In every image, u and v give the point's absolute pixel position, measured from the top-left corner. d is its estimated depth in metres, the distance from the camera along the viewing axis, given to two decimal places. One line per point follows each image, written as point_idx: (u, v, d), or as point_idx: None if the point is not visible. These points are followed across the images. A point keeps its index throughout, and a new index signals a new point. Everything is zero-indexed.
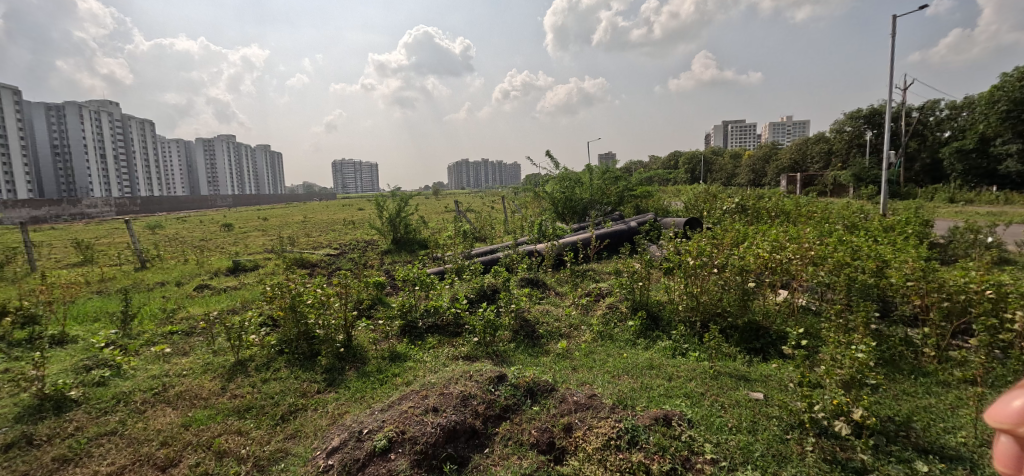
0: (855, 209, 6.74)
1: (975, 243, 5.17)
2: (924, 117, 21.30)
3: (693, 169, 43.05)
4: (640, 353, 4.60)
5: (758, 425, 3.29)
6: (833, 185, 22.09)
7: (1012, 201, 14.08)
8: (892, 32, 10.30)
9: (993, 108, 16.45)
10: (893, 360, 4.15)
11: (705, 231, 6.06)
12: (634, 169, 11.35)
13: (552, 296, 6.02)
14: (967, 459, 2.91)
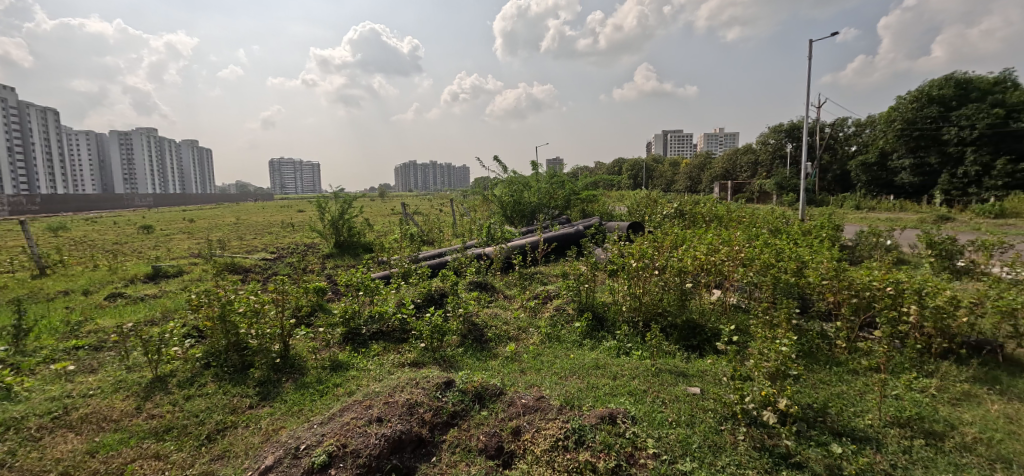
0: (778, 214, 7.33)
1: (876, 246, 5.79)
2: (835, 132, 23.65)
3: (635, 175, 44.93)
4: (586, 354, 4.70)
5: (695, 418, 3.47)
6: (759, 192, 24.01)
7: (906, 208, 15.98)
8: (809, 55, 11.38)
9: (890, 126, 18.62)
10: (811, 352, 4.53)
11: (647, 234, 6.34)
12: (580, 174, 11.65)
13: (501, 300, 6.02)
14: (873, 440, 3.23)
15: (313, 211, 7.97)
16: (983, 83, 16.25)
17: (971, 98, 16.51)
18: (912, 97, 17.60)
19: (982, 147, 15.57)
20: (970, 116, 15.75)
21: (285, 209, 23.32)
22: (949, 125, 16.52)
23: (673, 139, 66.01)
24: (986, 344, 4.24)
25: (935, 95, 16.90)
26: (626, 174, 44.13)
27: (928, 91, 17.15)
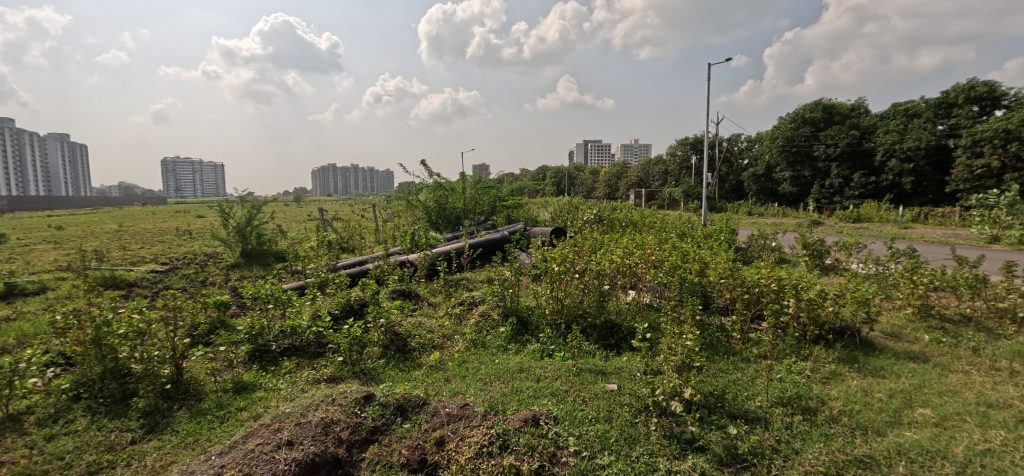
0: (685, 220, 8.05)
1: (764, 248, 6.59)
2: (731, 146, 26.55)
3: (557, 183, 46.63)
4: (511, 358, 4.74)
5: (612, 414, 3.66)
6: (669, 200, 26.16)
7: (787, 213, 18.36)
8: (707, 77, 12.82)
9: (773, 143, 21.32)
10: (712, 344, 5.02)
11: (568, 239, 6.59)
12: (505, 180, 11.81)
13: (425, 308, 5.87)
14: (762, 419, 3.62)
15: (215, 217, 7.19)
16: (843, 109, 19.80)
17: (835, 120, 19.79)
18: (790, 117, 20.62)
19: (843, 162, 18.54)
20: (835, 136, 18.72)
21: (182, 214, 20.68)
22: (819, 143, 19.44)
23: (591, 149, 69.42)
24: (847, 329, 4.99)
25: (808, 117, 19.88)
26: (549, 181, 45.60)
27: (802, 113, 20.20)
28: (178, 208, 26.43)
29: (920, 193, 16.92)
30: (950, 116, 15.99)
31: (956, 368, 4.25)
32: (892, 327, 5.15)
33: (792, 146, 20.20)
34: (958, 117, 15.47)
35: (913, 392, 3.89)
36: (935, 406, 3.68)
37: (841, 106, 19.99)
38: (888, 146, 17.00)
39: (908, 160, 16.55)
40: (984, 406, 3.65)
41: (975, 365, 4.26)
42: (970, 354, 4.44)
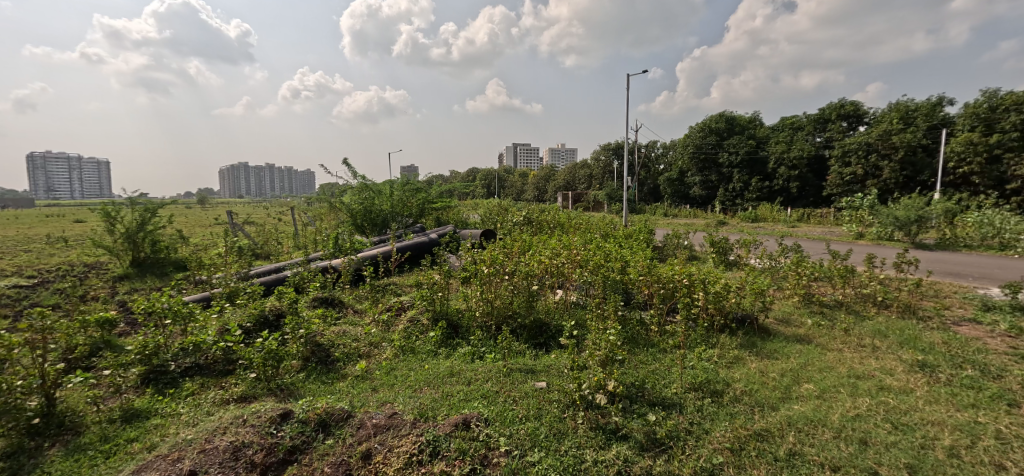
0: (608, 221, 8.49)
1: (677, 246, 7.17)
2: (649, 152, 28.45)
3: (487, 185, 46.84)
4: (441, 362, 4.61)
5: (541, 411, 3.70)
6: (593, 202, 27.41)
7: (696, 214, 20.09)
8: None
9: (684, 150, 23.19)
10: (633, 337, 5.31)
11: (498, 241, 6.64)
12: (434, 181, 11.64)
13: (350, 315, 5.54)
14: (678, 404, 3.88)
15: (97, 222, 6.24)
16: (742, 120, 22.35)
17: (736, 130, 21.95)
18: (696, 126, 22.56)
19: (743, 168, 20.68)
20: (737, 144, 20.82)
21: (58, 219, 17.73)
22: (723, 151, 21.41)
23: (520, 152, 70.55)
24: (747, 318, 5.56)
25: (712, 127, 21.84)
26: (479, 183, 45.63)
27: (707, 124, 22.15)
28: (56, 210, 22.70)
29: (803, 196, 19.45)
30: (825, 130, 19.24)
31: (832, 347, 4.93)
32: (783, 314, 5.85)
33: (701, 153, 22.05)
34: (831, 131, 18.77)
35: (799, 370, 4.43)
36: (816, 380, 4.21)
37: (740, 118, 22.24)
38: (777, 155, 19.48)
39: (795, 167, 18.94)
40: (854, 378, 4.24)
41: (846, 343, 4.96)
42: (842, 334, 5.18)
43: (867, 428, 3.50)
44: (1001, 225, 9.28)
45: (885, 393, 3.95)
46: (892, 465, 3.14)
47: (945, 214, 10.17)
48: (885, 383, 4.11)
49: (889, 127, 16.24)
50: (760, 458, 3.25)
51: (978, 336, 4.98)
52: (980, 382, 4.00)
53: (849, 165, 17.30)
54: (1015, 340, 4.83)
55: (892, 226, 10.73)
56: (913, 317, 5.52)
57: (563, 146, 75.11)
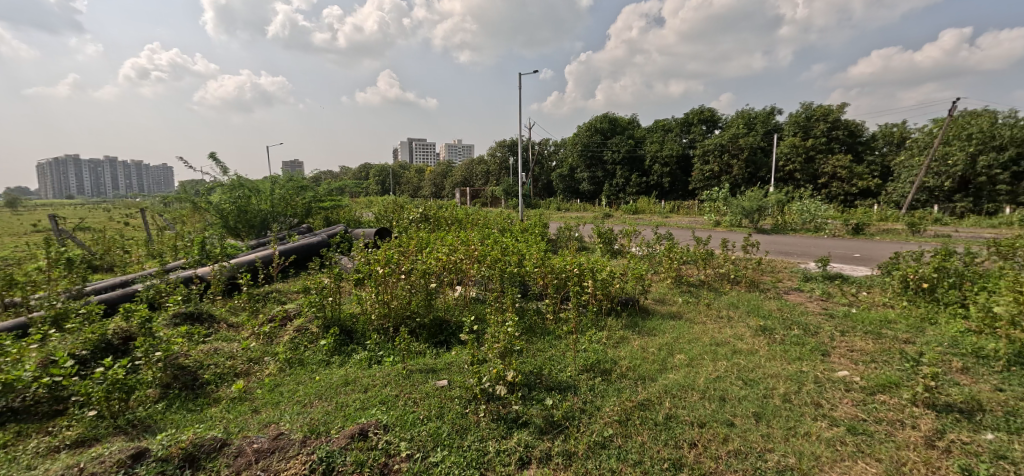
0: (506, 216, 8.67)
1: (570, 238, 7.69)
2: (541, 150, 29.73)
3: (382, 182, 44.96)
4: (334, 371, 4.18)
5: (443, 409, 3.62)
6: (490, 198, 27.79)
7: (585, 208, 21.55)
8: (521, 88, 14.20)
9: (572, 147, 24.66)
10: (531, 327, 5.43)
11: (394, 240, 6.38)
12: (320, 179, 10.82)
13: (223, 331, 4.82)
14: (572, 386, 4.05)
15: None
16: (622, 120, 24.40)
17: (617, 130, 23.88)
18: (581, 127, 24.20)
19: (622, 166, 22.69)
20: (619, 144, 22.67)
21: None
22: (607, 149, 23.17)
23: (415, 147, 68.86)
24: (630, 300, 6.07)
25: (597, 127, 23.50)
26: (371, 180, 43.52)
27: (591, 124, 23.79)
28: None
29: (673, 190, 21.90)
30: (689, 133, 22.08)
31: (699, 320, 5.64)
32: (659, 295, 6.53)
33: (588, 151, 23.55)
34: (694, 133, 21.60)
35: (673, 343, 4.98)
36: (686, 351, 4.75)
37: (621, 119, 24.22)
38: (653, 154, 21.67)
39: (666, 165, 21.32)
40: (715, 345, 4.90)
41: (709, 316, 5.73)
42: (705, 308, 5.98)
43: (725, 387, 3.97)
44: (815, 212, 11.59)
45: (737, 356, 4.61)
46: (743, 415, 3.56)
47: (777, 204, 12.29)
48: (737, 347, 4.81)
49: (737, 132, 19.18)
50: (643, 425, 3.47)
51: (801, 301, 6.14)
52: (804, 339, 4.89)
53: (709, 163, 19.91)
54: (826, 302, 6.04)
55: (740, 215, 12.65)
56: (756, 290, 6.60)
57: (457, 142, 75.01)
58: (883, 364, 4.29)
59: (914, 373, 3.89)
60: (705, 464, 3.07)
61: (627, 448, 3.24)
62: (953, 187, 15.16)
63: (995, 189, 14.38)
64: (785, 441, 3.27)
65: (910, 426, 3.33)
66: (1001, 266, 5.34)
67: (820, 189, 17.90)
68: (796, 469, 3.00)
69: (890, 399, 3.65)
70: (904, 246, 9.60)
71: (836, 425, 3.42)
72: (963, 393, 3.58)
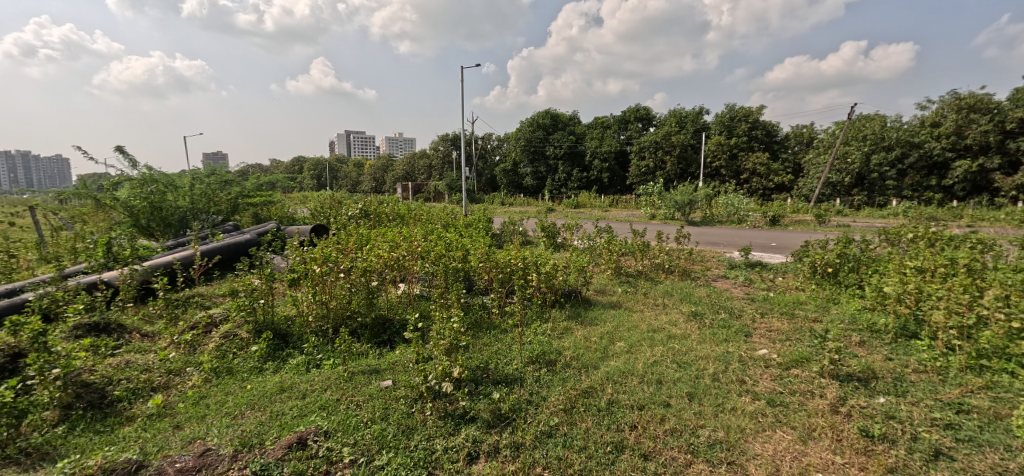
0: (449, 211, 8.54)
1: (514, 232, 7.74)
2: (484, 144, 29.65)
3: (317, 176, 42.83)
4: (268, 378, 3.91)
5: (388, 410, 3.50)
6: (433, 193, 27.33)
7: (529, 202, 21.76)
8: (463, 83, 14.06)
9: (515, 142, 24.78)
10: (476, 321, 5.39)
11: (331, 237, 6.07)
12: (248, 172, 10.11)
13: (136, 342, 4.35)
14: (519, 378, 4.06)
15: None
16: (563, 115, 24.84)
17: (559, 126, 24.31)
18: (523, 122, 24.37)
19: (564, 161, 23.13)
20: (560, 139, 23.07)
21: None
22: (549, 145, 23.52)
23: (353, 140, 66.22)
24: (573, 292, 6.20)
25: (539, 122, 23.75)
26: (306, 174, 41.27)
27: (533, 119, 24.02)
28: None
29: (612, 185, 22.68)
30: (626, 130, 22.91)
31: (636, 308, 5.88)
32: (600, 286, 6.73)
33: (531, 146, 23.73)
34: (631, 130, 22.46)
35: (613, 331, 5.13)
36: (626, 338, 4.91)
37: (562, 114, 24.64)
38: (592, 149, 22.29)
39: (605, 161, 22.01)
40: (652, 332, 5.11)
41: (646, 304, 5.98)
42: (642, 297, 6.23)
43: (662, 370, 4.14)
44: (739, 206, 12.48)
45: (672, 340, 4.84)
46: (678, 395, 3.73)
47: (705, 197, 13.08)
48: (672, 333, 5.04)
49: (670, 130, 20.16)
50: (587, 412, 3.55)
51: (727, 287, 6.58)
52: (730, 322, 5.23)
53: (645, 158, 20.76)
54: (748, 287, 6.51)
55: (673, 208, 13.31)
56: (688, 278, 6.98)
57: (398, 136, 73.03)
58: (797, 341, 4.69)
59: (822, 348, 4.27)
60: (645, 444, 3.17)
61: (573, 435, 3.29)
62: (851, 182, 16.92)
63: (884, 184, 16.28)
64: (715, 417, 3.46)
65: (818, 395, 3.64)
66: (889, 249, 6.01)
67: (743, 183, 19.34)
68: (724, 442, 3.18)
69: (802, 372, 3.98)
70: (812, 236, 10.58)
71: (757, 399, 3.67)
72: (861, 363, 3.97)
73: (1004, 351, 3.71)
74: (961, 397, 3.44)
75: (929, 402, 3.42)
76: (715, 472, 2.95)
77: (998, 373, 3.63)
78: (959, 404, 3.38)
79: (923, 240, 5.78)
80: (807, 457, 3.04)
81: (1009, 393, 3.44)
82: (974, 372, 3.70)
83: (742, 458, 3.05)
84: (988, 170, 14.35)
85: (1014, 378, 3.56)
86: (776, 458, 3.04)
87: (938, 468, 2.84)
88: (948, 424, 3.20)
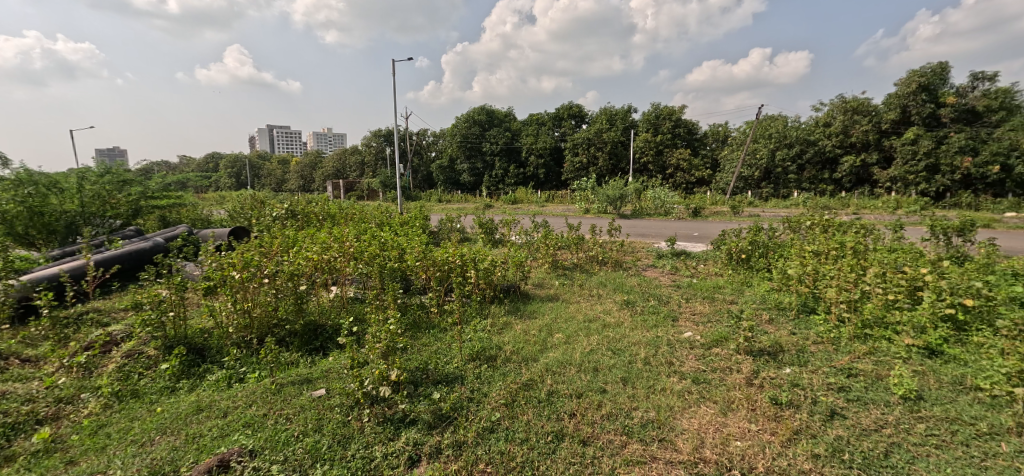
0: (384, 209, 8.24)
1: (451, 229, 7.66)
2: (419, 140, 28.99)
3: (237, 174, 39.73)
4: (182, 399, 3.55)
5: (322, 421, 3.31)
6: (367, 191, 26.37)
7: (467, 199, 21.61)
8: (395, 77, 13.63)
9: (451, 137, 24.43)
10: (415, 322, 5.24)
11: (252, 240, 5.63)
12: (152, 171, 9.15)
13: (16, 370, 3.78)
14: (460, 376, 4.00)
15: None
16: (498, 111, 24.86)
17: (495, 122, 24.30)
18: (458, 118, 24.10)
19: (501, 157, 23.21)
20: (496, 135, 23.12)
21: None
22: (485, 141, 23.46)
23: (277, 135, 62.16)
24: (512, 287, 6.22)
25: (475, 118, 23.59)
26: (223, 172, 38.14)
27: (469, 115, 23.80)
28: None
29: (549, 181, 23.14)
30: (560, 126, 23.39)
31: (573, 300, 6.02)
32: (538, 280, 6.81)
33: (467, 142, 23.53)
34: (565, 127, 22.99)
35: (551, 324, 5.22)
36: (564, 330, 5.01)
37: (497, 110, 24.66)
38: (528, 146, 22.57)
39: (541, 157, 22.51)
40: (588, 321, 5.25)
41: (582, 295, 6.15)
42: (578, 288, 6.40)
43: (598, 358, 4.27)
44: (665, 199, 13.19)
45: (606, 329, 5.00)
46: (613, 381, 3.86)
47: (635, 192, 13.68)
48: (606, 321, 5.22)
49: (601, 127, 20.86)
50: (528, 404, 3.57)
51: (655, 276, 6.93)
52: (659, 308, 5.52)
53: (578, 155, 21.35)
54: (675, 275, 6.90)
55: (606, 202, 13.81)
56: (621, 269, 7.26)
57: (328, 131, 69.56)
58: (716, 322, 5.04)
59: (737, 327, 4.60)
60: (584, 430, 3.25)
61: (515, 429, 3.29)
62: (760, 176, 18.48)
63: (787, 178, 17.97)
64: (647, 398, 3.62)
65: (735, 370, 3.93)
66: (792, 236, 6.62)
67: (668, 178, 20.48)
68: (655, 421, 3.33)
69: (721, 350, 4.28)
70: (728, 226, 11.44)
71: (684, 378, 3.88)
72: (770, 339, 4.34)
73: (883, 320, 4.20)
74: (850, 363, 3.85)
75: (826, 369, 3.79)
76: (647, 450, 3.07)
77: (879, 339, 4.09)
78: (849, 368, 3.77)
79: (819, 227, 6.43)
80: (727, 427, 3.25)
81: (887, 356, 3.89)
82: (860, 340, 4.15)
83: (671, 434, 3.20)
84: (868, 165, 16.40)
85: (890, 343, 4.03)
86: (701, 432, 3.22)
87: (833, 426, 3.13)
88: (841, 387, 3.54)
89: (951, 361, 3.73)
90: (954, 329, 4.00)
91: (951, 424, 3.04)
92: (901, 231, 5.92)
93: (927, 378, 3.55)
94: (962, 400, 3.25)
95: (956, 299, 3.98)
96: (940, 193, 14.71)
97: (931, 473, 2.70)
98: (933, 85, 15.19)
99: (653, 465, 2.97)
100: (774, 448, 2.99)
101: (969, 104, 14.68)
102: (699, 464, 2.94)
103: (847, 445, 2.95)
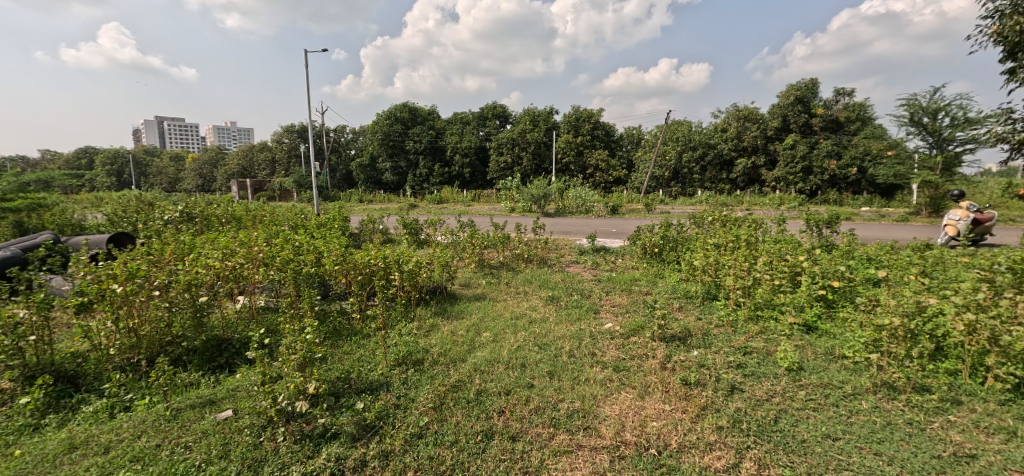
0: (297, 210, 7.70)
1: (373, 231, 7.34)
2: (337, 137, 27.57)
3: (118, 172, 34.91)
4: (49, 437, 3.04)
5: (228, 445, 3.00)
6: (280, 191, 24.60)
7: (390, 199, 20.89)
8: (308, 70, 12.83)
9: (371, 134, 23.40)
10: (335, 329, 4.93)
11: (140, 247, 4.97)
12: (3, 169, 7.73)
13: None
14: (384, 384, 3.83)
15: None
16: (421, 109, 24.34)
17: (419, 121, 23.76)
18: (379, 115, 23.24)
19: (425, 156, 22.74)
20: (419, 134, 22.58)
21: None
22: (408, 139, 22.79)
23: (170, 129, 55.70)
24: (438, 288, 6.08)
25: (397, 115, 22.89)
26: (102, 169, 33.44)
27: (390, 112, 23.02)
28: None
29: (475, 180, 23.15)
30: (484, 126, 23.44)
31: (500, 298, 6.03)
32: (465, 280, 6.74)
33: (389, 140, 22.75)
34: (489, 127, 23.11)
35: (479, 323, 5.18)
36: (491, 328, 5.00)
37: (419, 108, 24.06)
38: (452, 145, 22.36)
39: (466, 156, 22.41)
40: (514, 319, 5.28)
41: (509, 293, 6.18)
42: (505, 286, 6.43)
43: (525, 355, 4.30)
44: (586, 198, 13.72)
45: (533, 325, 5.06)
46: (539, 376, 3.90)
47: (558, 191, 14.06)
48: (533, 318, 5.28)
49: (525, 128, 21.19)
50: (456, 405, 3.50)
51: (578, 271, 7.16)
52: (582, 302, 5.72)
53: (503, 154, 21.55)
54: (596, 270, 7.18)
55: (530, 201, 14.02)
56: (546, 266, 7.43)
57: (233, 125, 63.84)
58: (633, 312, 5.33)
59: (652, 316, 4.89)
60: (513, 426, 3.25)
61: (443, 432, 3.22)
62: (669, 176, 19.78)
63: (693, 178, 19.50)
64: (572, 389, 3.71)
65: (651, 356, 4.16)
66: (697, 231, 7.16)
67: (589, 178, 21.32)
68: (580, 411, 3.42)
69: (638, 339, 4.51)
70: (642, 223, 12.14)
71: (605, 368, 4.03)
72: (680, 325, 4.65)
73: (771, 302, 4.68)
74: (746, 342, 4.24)
75: (726, 350, 4.15)
76: (573, 440, 3.13)
77: (768, 320, 4.57)
78: (744, 347, 4.15)
79: (719, 222, 7.04)
80: (645, 410, 3.42)
81: (775, 334, 4.34)
82: (753, 321, 4.60)
83: (595, 422, 3.30)
84: (758, 166, 18.31)
85: (777, 322, 4.50)
86: (622, 416, 3.36)
87: (733, 400, 3.42)
88: (739, 364, 3.89)
89: (824, 334, 4.24)
90: (826, 307, 4.55)
91: (825, 389, 3.43)
92: (784, 224, 6.64)
93: (806, 351, 4.01)
94: (833, 367, 3.69)
95: (827, 281, 4.54)
96: (813, 190, 17.08)
97: (810, 433, 3.02)
98: (807, 97, 17.30)
99: (578, 453, 3.03)
100: (685, 425, 3.20)
101: (834, 114, 16.88)
102: (620, 447, 3.05)
103: (745, 415, 3.23)
